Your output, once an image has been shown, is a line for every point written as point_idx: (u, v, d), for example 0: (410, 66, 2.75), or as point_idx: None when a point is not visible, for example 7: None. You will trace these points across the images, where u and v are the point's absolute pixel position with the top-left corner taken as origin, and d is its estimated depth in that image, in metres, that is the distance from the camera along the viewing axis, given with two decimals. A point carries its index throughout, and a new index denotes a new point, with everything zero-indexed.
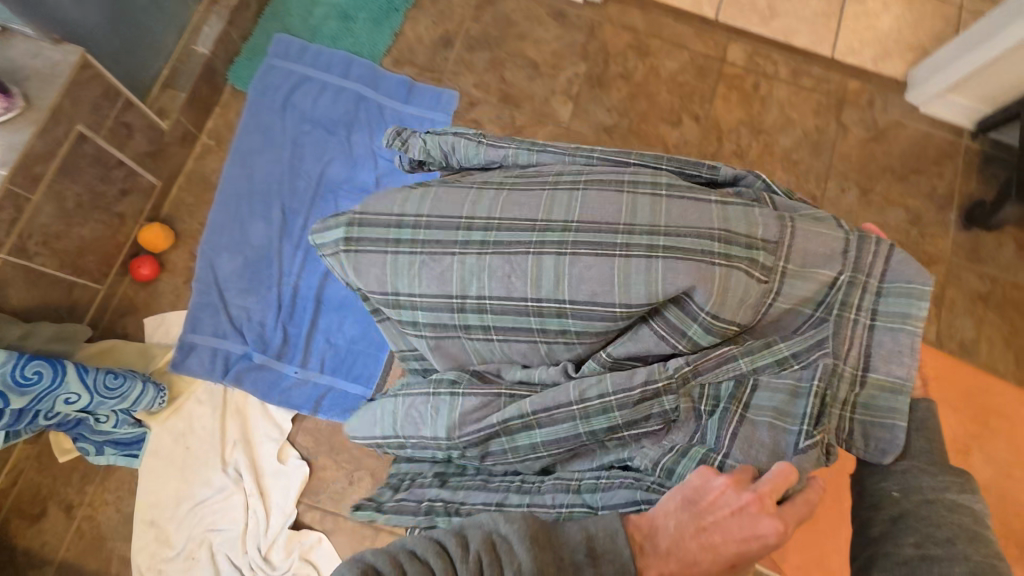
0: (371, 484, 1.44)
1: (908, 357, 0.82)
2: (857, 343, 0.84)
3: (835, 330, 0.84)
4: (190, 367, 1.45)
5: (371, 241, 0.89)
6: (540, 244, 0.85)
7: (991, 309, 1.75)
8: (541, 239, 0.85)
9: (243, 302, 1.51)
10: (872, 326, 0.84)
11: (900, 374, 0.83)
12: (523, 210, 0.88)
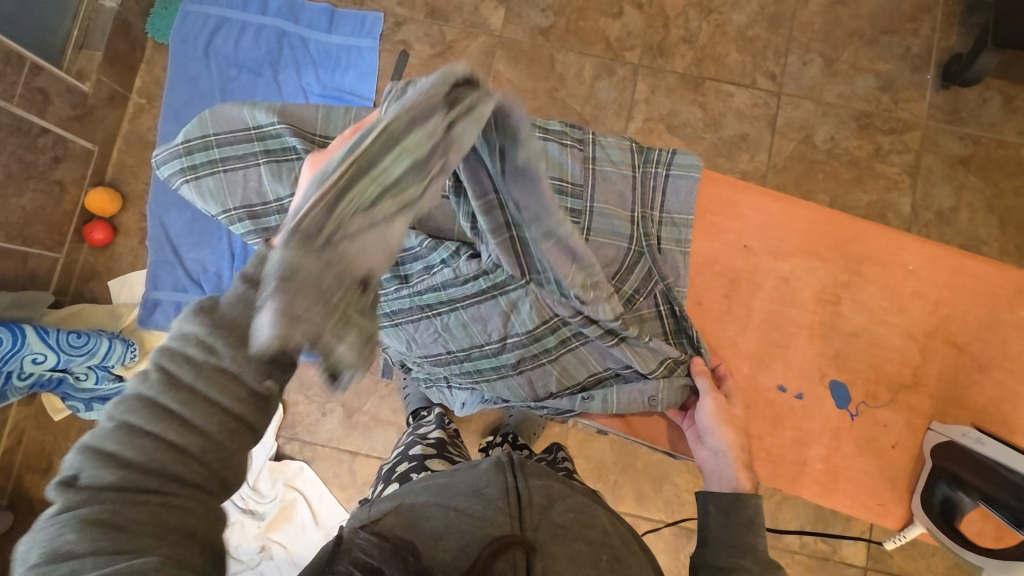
0: (342, 414, 1.54)
1: (690, 197, 0.95)
2: (663, 190, 0.95)
3: (642, 182, 0.95)
4: (157, 322, 1.51)
5: (234, 159, 0.88)
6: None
7: (972, 172, 1.64)
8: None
9: (197, 256, 1.55)
10: (667, 172, 0.95)
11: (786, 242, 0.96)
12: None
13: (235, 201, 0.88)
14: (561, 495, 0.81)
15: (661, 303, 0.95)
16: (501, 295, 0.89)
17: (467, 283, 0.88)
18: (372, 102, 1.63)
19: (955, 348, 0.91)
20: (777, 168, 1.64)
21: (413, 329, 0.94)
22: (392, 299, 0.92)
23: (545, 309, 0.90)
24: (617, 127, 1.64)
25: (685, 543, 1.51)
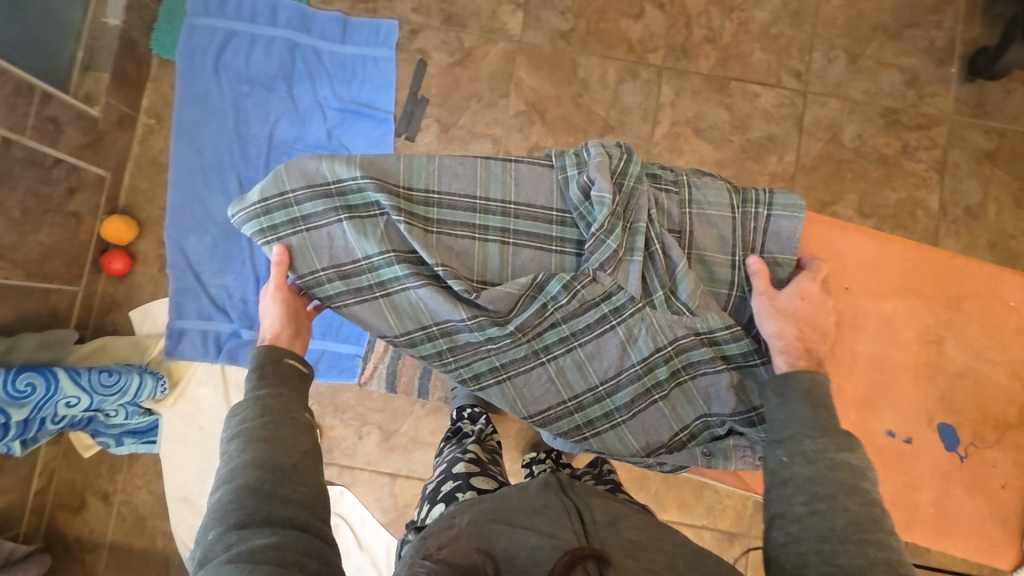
0: (378, 436, 1.51)
1: (797, 237, 0.92)
2: (766, 231, 0.92)
3: (743, 223, 0.92)
4: (184, 353, 1.47)
5: (318, 216, 0.87)
6: (483, 229, 0.91)
7: (999, 166, 1.64)
8: (485, 224, 0.92)
9: (221, 282, 1.51)
10: (769, 212, 0.92)
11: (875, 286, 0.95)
12: (461, 182, 0.92)
13: (326, 262, 0.88)
14: (623, 515, 0.81)
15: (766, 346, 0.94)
16: (619, 323, 0.91)
17: (587, 311, 0.91)
18: (393, 116, 1.58)
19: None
20: (806, 169, 1.62)
21: (522, 381, 0.94)
22: (498, 355, 0.92)
23: (660, 333, 0.91)
24: (643, 132, 1.61)
25: (728, 549, 1.52)
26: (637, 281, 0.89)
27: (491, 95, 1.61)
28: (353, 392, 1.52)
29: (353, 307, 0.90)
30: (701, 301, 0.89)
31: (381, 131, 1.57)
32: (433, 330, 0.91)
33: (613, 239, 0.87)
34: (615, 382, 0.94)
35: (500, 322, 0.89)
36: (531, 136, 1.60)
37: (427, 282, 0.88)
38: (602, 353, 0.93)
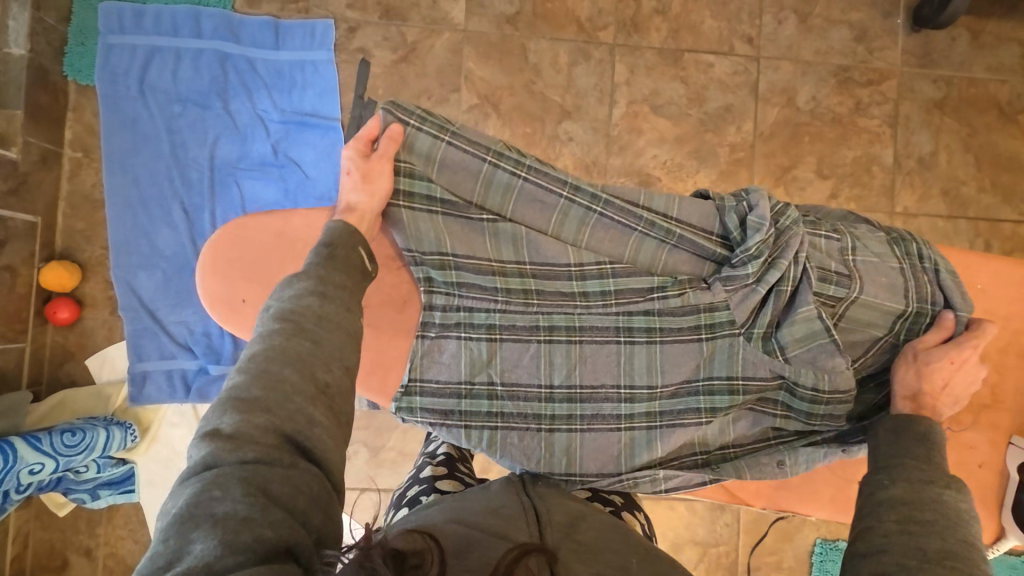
0: (367, 454, 1.49)
1: (960, 304, 0.88)
2: (936, 288, 0.90)
3: (913, 276, 0.90)
4: (149, 398, 1.41)
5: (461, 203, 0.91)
6: (647, 227, 0.92)
7: (947, 114, 1.67)
8: (651, 220, 0.92)
9: (179, 318, 1.43)
10: (936, 270, 0.90)
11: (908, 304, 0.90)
12: (536, 210, 0.92)
13: (462, 211, 0.91)
14: (582, 514, 0.81)
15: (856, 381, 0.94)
16: (707, 338, 0.91)
17: (686, 315, 0.91)
18: (340, 123, 1.50)
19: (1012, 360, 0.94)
20: (764, 137, 1.62)
21: (591, 350, 0.91)
22: (583, 314, 0.91)
23: (738, 364, 0.90)
24: (601, 115, 1.58)
25: (719, 516, 1.58)
26: (748, 308, 0.89)
27: (442, 91, 1.54)
28: None
29: (462, 235, 0.91)
30: (808, 354, 0.89)
31: (329, 140, 1.49)
32: (526, 269, 0.92)
33: (753, 265, 0.88)
34: (677, 390, 0.91)
35: (607, 280, 0.92)
36: (487, 130, 1.55)
37: (537, 236, 0.92)
38: (676, 373, 0.91)
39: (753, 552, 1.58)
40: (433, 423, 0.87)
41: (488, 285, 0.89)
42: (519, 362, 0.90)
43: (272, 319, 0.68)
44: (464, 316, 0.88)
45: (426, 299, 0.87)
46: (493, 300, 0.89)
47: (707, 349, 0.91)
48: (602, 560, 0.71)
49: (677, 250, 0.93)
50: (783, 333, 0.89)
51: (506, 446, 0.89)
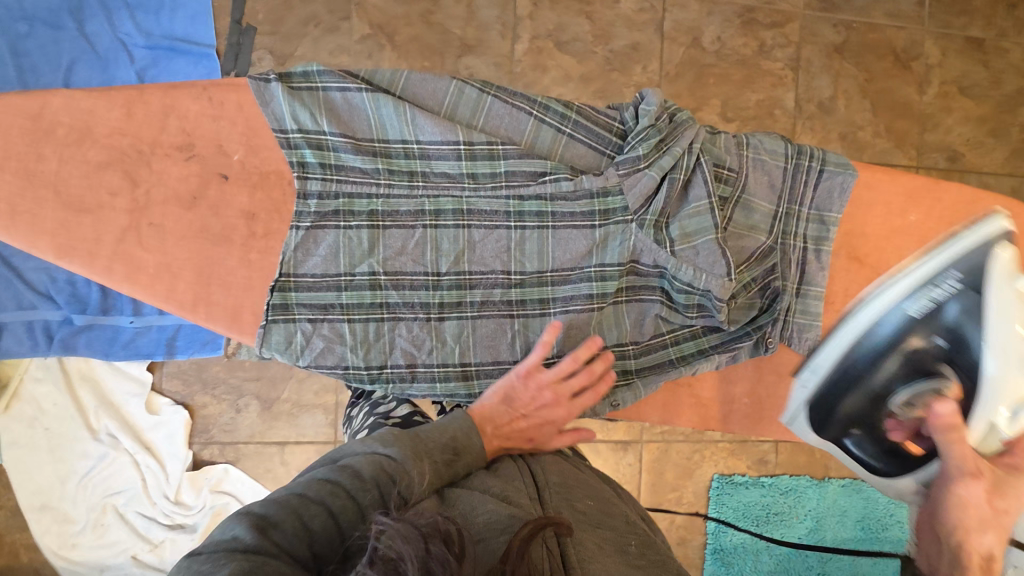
0: (259, 407, 1.41)
1: (841, 203, 0.74)
2: (811, 188, 0.73)
3: (794, 177, 0.73)
4: (8, 349, 1.28)
5: (342, 72, 0.67)
6: (542, 109, 0.71)
7: (847, 58, 1.69)
8: (546, 101, 0.71)
9: (39, 262, 1.30)
10: (821, 170, 0.73)
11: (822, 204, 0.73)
12: (430, 100, 0.69)
13: (341, 80, 0.66)
14: (573, 481, 0.68)
15: (763, 297, 0.74)
16: (600, 227, 0.72)
17: (580, 199, 0.71)
18: (215, 50, 1.38)
19: (854, 263, 0.76)
20: (670, 77, 1.59)
21: (479, 237, 0.71)
22: (470, 197, 0.70)
23: (632, 252, 0.72)
24: (502, 51, 1.51)
25: (623, 457, 1.60)
26: (643, 196, 0.70)
27: (331, 19, 1.43)
28: (221, 365, 1.40)
29: (344, 114, 0.66)
30: (692, 250, 0.70)
31: (205, 69, 1.37)
32: (413, 149, 0.68)
33: (643, 145, 0.69)
34: (566, 275, 0.73)
35: (497, 162, 0.69)
36: (382, 63, 1.46)
37: (430, 117, 0.67)
38: (568, 263, 0.73)
39: (655, 490, 1.61)
40: (312, 320, 0.68)
41: (370, 167, 0.67)
42: (401, 250, 0.70)
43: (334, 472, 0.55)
44: (343, 203, 0.68)
45: (297, 184, 0.67)
46: (375, 185, 0.68)
47: (598, 235, 0.72)
48: (601, 536, 0.60)
49: (574, 141, 0.71)
50: (682, 228, 0.71)
51: (393, 342, 0.71)
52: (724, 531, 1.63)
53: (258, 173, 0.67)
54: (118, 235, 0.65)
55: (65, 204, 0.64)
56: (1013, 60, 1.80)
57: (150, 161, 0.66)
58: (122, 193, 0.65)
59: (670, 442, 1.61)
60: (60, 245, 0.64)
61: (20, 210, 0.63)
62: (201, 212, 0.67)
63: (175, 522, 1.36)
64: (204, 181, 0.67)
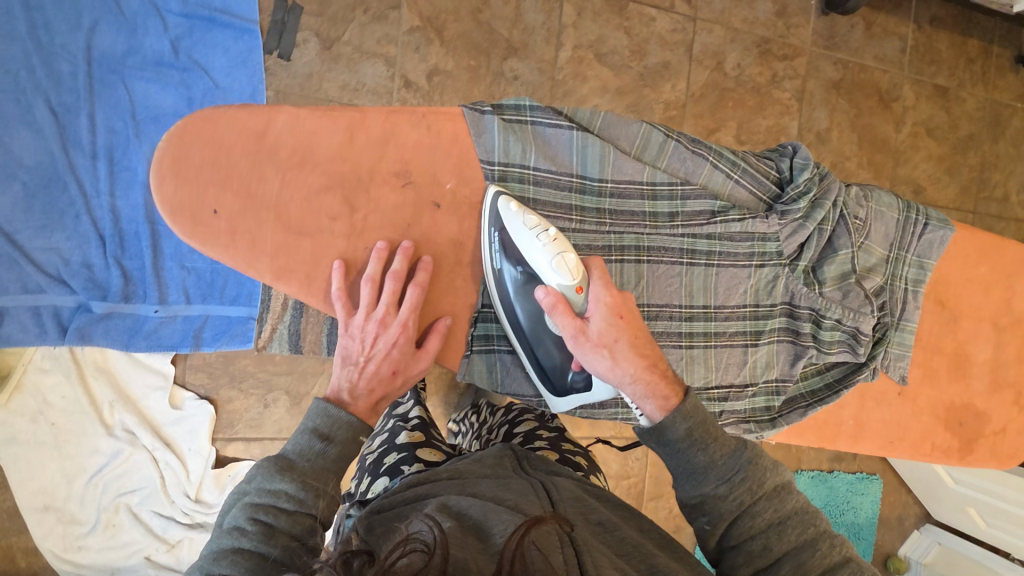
0: (288, 402, 1.37)
1: (939, 254, 0.80)
2: (914, 239, 0.79)
3: (903, 228, 0.78)
4: (10, 337, 1.17)
5: (554, 110, 0.72)
6: (716, 155, 0.75)
7: (842, 95, 1.87)
8: (719, 149, 0.75)
9: (51, 243, 1.19)
10: (926, 223, 0.79)
11: (928, 253, 0.79)
12: (622, 143, 0.74)
13: (552, 116, 0.72)
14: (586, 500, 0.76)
15: (876, 333, 0.78)
16: (755, 267, 0.76)
17: (743, 242, 0.75)
18: (259, 26, 1.29)
19: (943, 308, 0.81)
20: (695, 97, 1.68)
21: (657, 272, 0.74)
22: (651, 234, 0.74)
23: (781, 293, 0.77)
24: (547, 56, 1.53)
25: (633, 451, 1.71)
26: (799, 242, 0.75)
27: (380, 6, 1.38)
28: (251, 358, 1.34)
29: (549, 147, 0.72)
30: (840, 292, 0.76)
31: (245, 45, 1.29)
32: (607, 187, 0.73)
33: (803, 201, 0.74)
34: (721, 317, 0.76)
35: (677, 202, 0.74)
36: (429, 58, 1.43)
37: (623, 157, 0.72)
38: (726, 300, 0.76)
39: (657, 482, 1.74)
40: (510, 350, 0.78)
41: (565, 204, 0.73)
42: None
43: (242, 515, 0.63)
44: None
45: None
46: (569, 219, 0.72)
47: (750, 278, 0.76)
48: (619, 538, 0.72)
49: (740, 186, 0.75)
50: (834, 272, 0.76)
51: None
52: None
53: (470, 205, 0.72)
54: (334, 259, 0.69)
55: (286, 227, 0.67)
56: (968, 109, 2.06)
57: (367, 188, 0.69)
58: (341, 218, 0.68)
59: None
60: (278, 267, 0.67)
61: (238, 229, 0.66)
62: (414, 237, 0.71)
63: (195, 521, 1.30)
64: (419, 209, 0.71)
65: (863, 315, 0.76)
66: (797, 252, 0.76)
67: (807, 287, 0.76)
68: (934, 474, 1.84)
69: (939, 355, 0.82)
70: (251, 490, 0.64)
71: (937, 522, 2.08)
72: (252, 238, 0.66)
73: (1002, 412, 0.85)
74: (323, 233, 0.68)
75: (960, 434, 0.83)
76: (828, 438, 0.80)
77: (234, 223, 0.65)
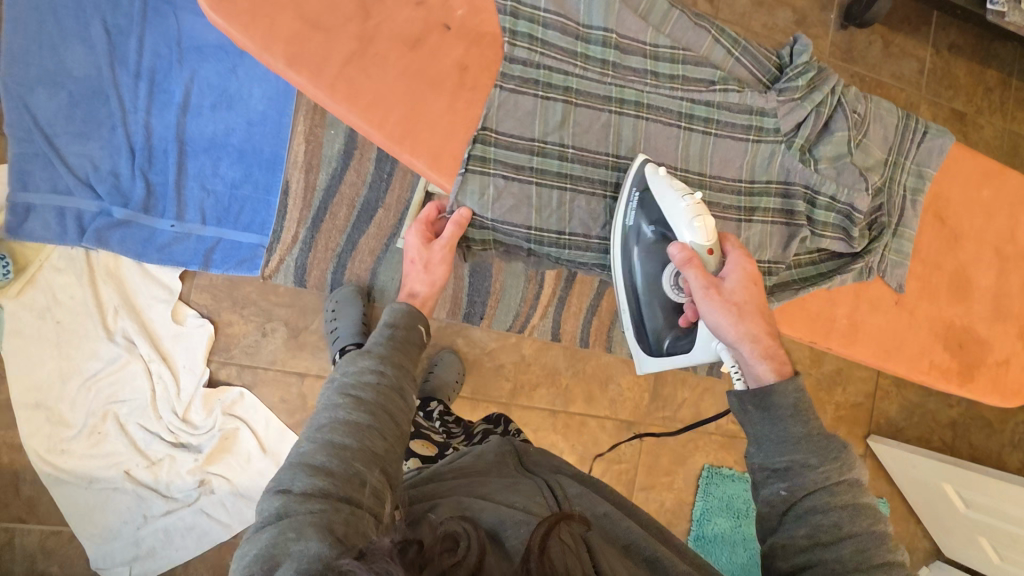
0: (286, 333, 1.39)
1: (940, 158, 1.01)
2: (915, 147, 1.01)
3: (903, 132, 1.00)
4: (33, 233, 1.22)
5: None
6: (718, 32, 0.94)
7: None
8: (723, 29, 0.95)
9: (83, 150, 1.26)
10: (925, 132, 1.01)
11: (907, 149, 1.00)
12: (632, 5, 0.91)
13: None
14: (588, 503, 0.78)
15: (869, 228, 0.99)
16: (753, 141, 0.95)
17: (741, 114, 0.94)
18: None
19: (944, 223, 1.03)
20: None
21: (653, 127, 0.92)
22: (651, 91, 0.91)
23: (777, 169, 0.96)
24: None
25: (627, 436, 1.66)
26: (795, 121, 0.95)
27: None
28: (256, 286, 1.37)
29: None
30: (835, 169, 0.97)
31: None
32: (610, 38, 0.89)
33: (798, 81, 0.95)
34: (721, 178, 0.95)
35: (677, 65, 0.92)
36: None
37: (631, 14, 0.90)
38: (727, 168, 0.95)
39: (650, 472, 1.68)
40: (505, 177, 0.85)
41: (569, 48, 0.87)
42: (586, 128, 0.90)
43: (337, 389, 0.74)
44: (543, 73, 0.85)
45: (507, 49, 0.83)
46: (571, 64, 0.87)
47: (746, 149, 0.95)
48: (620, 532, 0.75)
49: (739, 63, 0.95)
50: (825, 151, 0.97)
51: (572, 209, 0.91)
52: (707, 519, 1.71)
53: (478, 31, 0.82)
54: (343, 58, 0.75)
55: (301, 18, 0.74)
56: (985, 136, 2.08)
57: (383, 0, 0.78)
58: (355, 22, 0.76)
59: (670, 427, 1.69)
60: (289, 55, 0.73)
61: (258, 13, 0.72)
62: (421, 54, 0.79)
63: (179, 440, 1.31)
64: (429, 27, 0.80)
65: (851, 198, 0.96)
66: (793, 131, 0.96)
67: (801, 161, 0.96)
68: (943, 497, 1.75)
69: (939, 272, 1.03)
70: (337, 377, 0.76)
71: (947, 560, 1.96)
72: (269, 20, 0.72)
73: (1004, 343, 1.05)
74: (334, 31, 0.75)
75: (960, 356, 1.03)
76: (823, 328, 0.98)
77: (253, 6, 0.72)
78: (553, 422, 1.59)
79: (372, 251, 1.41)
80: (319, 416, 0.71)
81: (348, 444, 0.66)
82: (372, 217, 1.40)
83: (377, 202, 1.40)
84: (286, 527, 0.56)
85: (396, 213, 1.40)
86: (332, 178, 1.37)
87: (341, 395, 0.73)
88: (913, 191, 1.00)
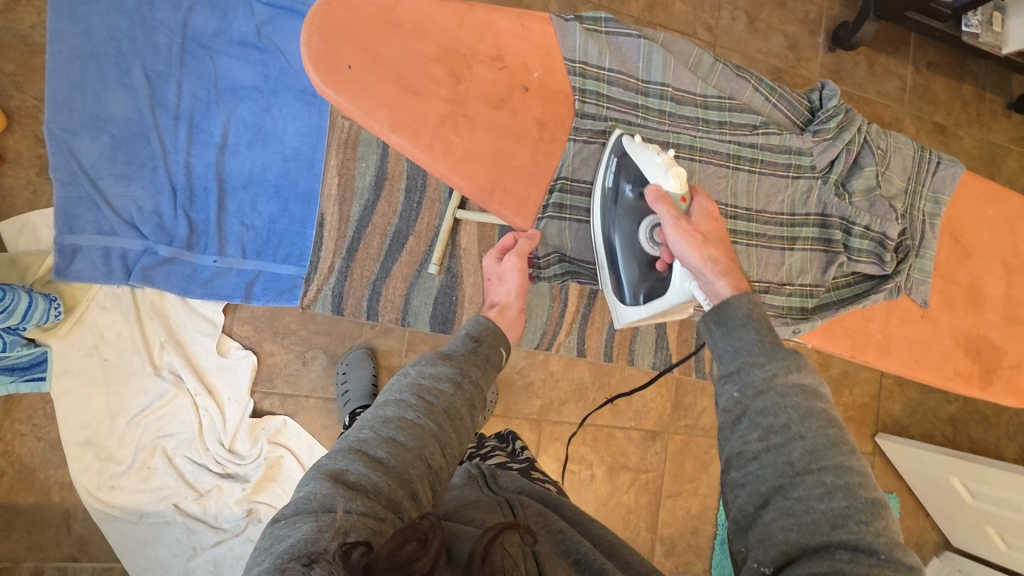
0: (326, 360, 1.43)
1: (951, 186, 1.12)
2: (932, 176, 1.12)
3: (920, 164, 1.11)
4: (81, 275, 1.25)
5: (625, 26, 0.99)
6: (757, 82, 1.07)
7: None
8: (760, 79, 1.07)
9: (127, 191, 1.30)
10: (939, 162, 1.11)
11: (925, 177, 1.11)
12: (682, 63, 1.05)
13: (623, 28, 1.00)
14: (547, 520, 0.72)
15: (898, 251, 1.09)
16: (793, 177, 1.08)
17: (782, 154, 1.07)
18: None
19: (959, 243, 1.13)
20: None
21: (705, 167, 1.06)
22: (702, 137, 1.05)
23: (814, 201, 1.08)
24: None
25: (652, 445, 1.72)
26: (829, 159, 1.07)
27: None
28: (296, 315, 1.41)
29: (621, 53, 1.00)
30: (867, 201, 1.08)
31: None
32: (667, 92, 1.03)
33: (829, 124, 1.07)
34: (764, 211, 1.08)
35: (724, 112, 1.06)
36: None
37: (684, 70, 1.03)
38: (771, 202, 1.08)
39: (675, 479, 1.74)
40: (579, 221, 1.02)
41: (631, 103, 1.00)
42: None
43: (409, 386, 0.74)
44: (609, 124, 0.98)
45: (578, 106, 0.95)
46: (635, 115, 1.01)
47: (788, 185, 1.07)
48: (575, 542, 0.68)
49: (776, 109, 1.08)
50: (858, 186, 1.08)
51: None
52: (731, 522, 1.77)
53: (553, 90, 0.93)
54: (438, 120, 0.83)
55: (400, 86, 0.81)
56: (965, 146, 2.21)
57: (470, 64, 0.87)
58: (446, 87, 0.84)
59: (692, 435, 1.75)
60: (391, 119, 0.80)
61: (364, 81, 0.79)
62: (504, 112, 0.88)
63: (226, 471, 1.33)
64: (511, 88, 0.89)
65: (883, 228, 1.06)
66: (827, 168, 1.08)
67: (836, 195, 1.07)
68: (951, 490, 1.83)
69: (955, 285, 1.13)
70: (413, 371, 0.78)
71: (956, 551, 2.04)
72: (372, 87, 0.79)
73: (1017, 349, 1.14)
74: (431, 96, 0.83)
75: (980, 362, 1.11)
76: (859, 342, 1.09)
77: (359, 76, 0.79)
78: (582, 435, 1.65)
79: (404, 277, 1.43)
80: (386, 408, 0.71)
81: (405, 441, 0.66)
82: (403, 244, 1.43)
83: (409, 230, 1.43)
84: (325, 515, 0.55)
85: (426, 240, 1.44)
86: (365, 209, 1.41)
87: (410, 397, 0.72)
88: (930, 218, 1.11)
